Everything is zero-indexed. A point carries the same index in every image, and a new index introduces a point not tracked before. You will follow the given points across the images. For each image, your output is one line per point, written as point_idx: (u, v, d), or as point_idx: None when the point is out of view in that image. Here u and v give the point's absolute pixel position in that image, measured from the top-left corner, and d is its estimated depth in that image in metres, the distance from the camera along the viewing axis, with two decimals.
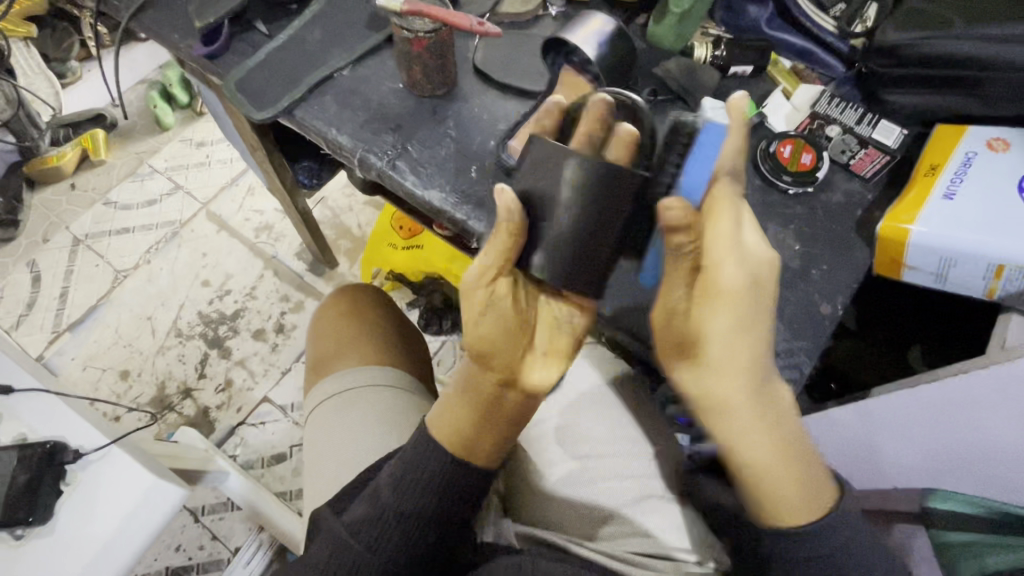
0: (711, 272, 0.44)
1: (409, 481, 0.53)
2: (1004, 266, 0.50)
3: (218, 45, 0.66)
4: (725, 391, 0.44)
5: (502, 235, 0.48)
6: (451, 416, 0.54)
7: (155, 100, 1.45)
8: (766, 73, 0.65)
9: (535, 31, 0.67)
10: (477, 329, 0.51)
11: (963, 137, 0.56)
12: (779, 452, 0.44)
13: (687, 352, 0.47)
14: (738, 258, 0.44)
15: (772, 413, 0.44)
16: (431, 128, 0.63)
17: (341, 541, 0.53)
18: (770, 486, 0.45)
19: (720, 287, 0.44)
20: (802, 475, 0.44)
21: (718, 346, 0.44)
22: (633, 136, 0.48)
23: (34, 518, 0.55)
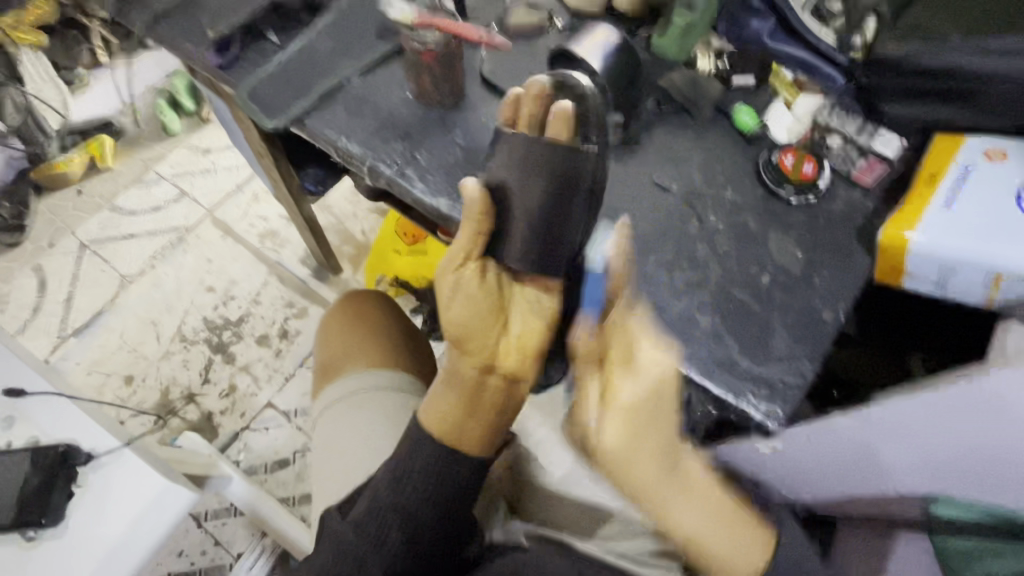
0: (618, 384, 0.44)
1: (408, 476, 0.54)
2: (1001, 276, 0.51)
3: (231, 55, 0.68)
4: (652, 479, 0.44)
5: (472, 217, 0.49)
6: (434, 404, 0.54)
7: (162, 107, 1.47)
8: (768, 84, 0.66)
9: (541, 43, 0.68)
10: (448, 313, 0.51)
11: (961, 148, 0.57)
12: (708, 519, 0.46)
13: (612, 469, 0.44)
14: (652, 363, 0.45)
15: (692, 487, 0.46)
16: (439, 137, 0.64)
17: (344, 538, 0.55)
18: (709, 552, 0.46)
19: (641, 389, 0.45)
20: (733, 530, 0.46)
21: (629, 456, 0.43)
22: (566, 111, 0.49)
23: (46, 520, 0.56)
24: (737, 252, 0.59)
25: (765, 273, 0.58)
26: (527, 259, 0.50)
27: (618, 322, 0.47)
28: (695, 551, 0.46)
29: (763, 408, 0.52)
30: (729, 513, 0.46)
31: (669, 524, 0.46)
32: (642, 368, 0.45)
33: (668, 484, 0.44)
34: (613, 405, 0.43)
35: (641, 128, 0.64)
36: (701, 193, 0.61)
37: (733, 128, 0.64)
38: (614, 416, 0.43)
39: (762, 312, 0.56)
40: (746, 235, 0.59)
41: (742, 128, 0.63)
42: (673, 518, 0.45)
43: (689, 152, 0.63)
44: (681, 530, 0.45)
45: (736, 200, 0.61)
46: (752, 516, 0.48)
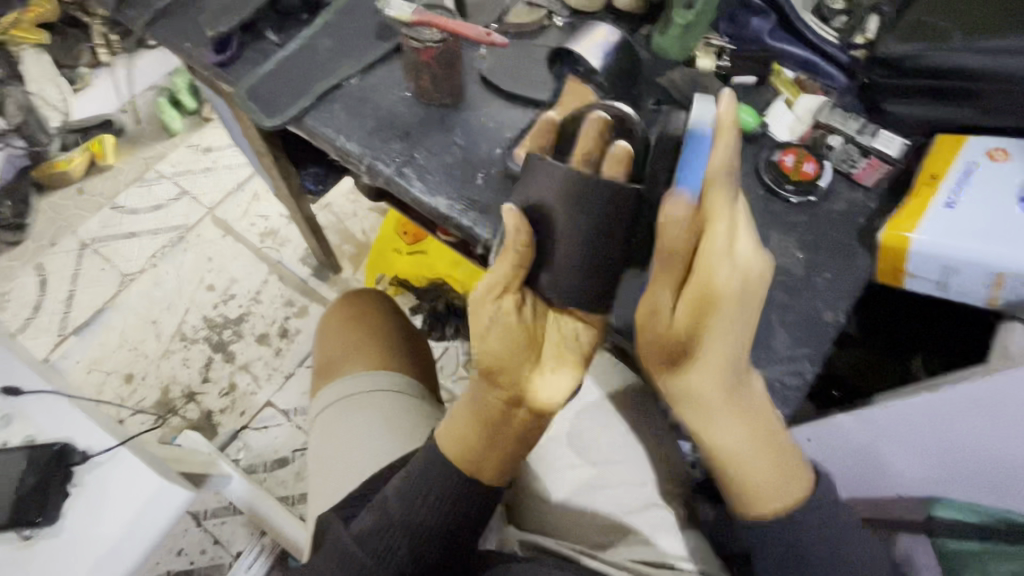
0: (706, 274, 0.44)
1: (420, 493, 0.53)
2: (1005, 276, 0.50)
3: (230, 54, 0.68)
4: (705, 385, 0.45)
5: (515, 251, 0.48)
6: (456, 430, 0.54)
7: (163, 106, 1.47)
8: (769, 83, 0.65)
9: (541, 41, 0.68)
10: (484, 344, 0.50)
11: (963, 147, 0.56)
12: (749, 439, 0.46)
13: (660, 351, 0.46)
14: (732, 264, 0.44)
15: (737, 403, 0.46)
16: (438, 136, 0.64)
17: (348, 552, 0.53)
18: (739, 467, 0.47)
19: (714, 294, 0.44)
20: (772, 451, 0.46)
21: (692, 350, 0.45)
22: (626, 150, 0.48)
23: (43, 518, 0.56)
24: None
25: (765, 273, 0.57)
26: (563, 295, 0.51)
27: (711, 209, 0.45)
28: (726, 466, 0.47)
29: None
30: (772, 443, 0.46)
31: (709, 438, 0.47)
32: (729, 262, 0.44)
33: (721, 395, 0.45)
34: (687, 288, 0.45)
35: (641, 127, 0.64)
36: None
37: (734, 127, 0.64)
38: (682, 300, 0.45)
39: (762, 313, 0.56)
40: None
41: (742, 127, 0.62)
42: (711, 426, 0.46)
43: None
44: (714, 440, 0.47)
45: (736, 200, 0.60)
46: (798, 452, 0.47)
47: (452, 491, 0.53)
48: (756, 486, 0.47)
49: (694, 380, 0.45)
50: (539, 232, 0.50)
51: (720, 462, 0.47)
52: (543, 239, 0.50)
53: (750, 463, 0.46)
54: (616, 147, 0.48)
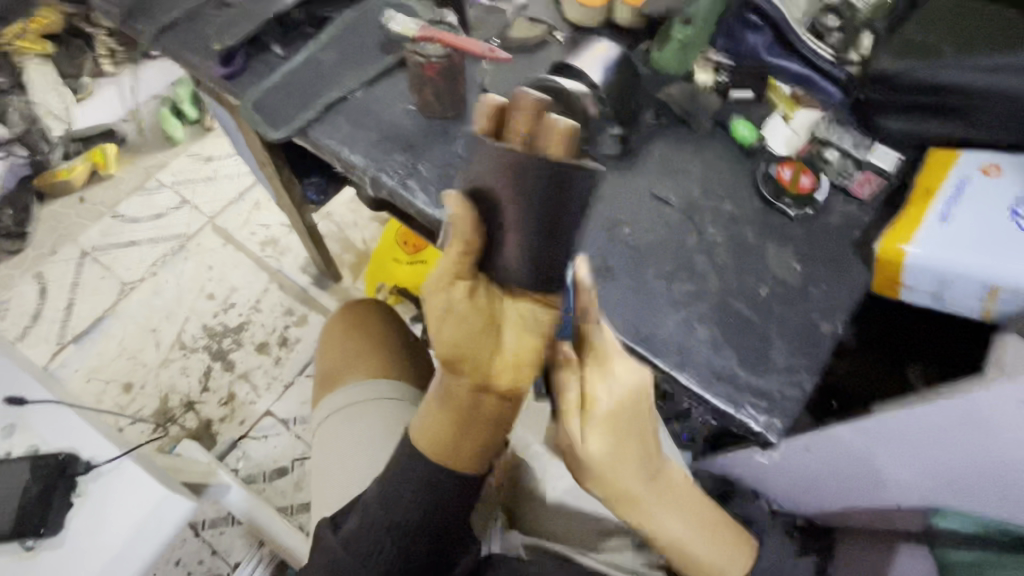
0: (594, 391, 0.43)
1: (395, 495, 0.51)
2: (998, 288, 0.51)
3: (237, 66, 0.69)
4: (628, 484, 0.47)
5: (460, 235, 0.39)
6: (425, 429, 0.48)
7: (165, 116, 1.48)
8: (766, 99, 0.67)
9: (542, 56, 0.69)
10: (438, 333, 0.40)
11: (957, 163, 0.57)
12: (692, 531, 0.54)
13: (599, 484, 0.46)
14: (621, 378, 0.43)
15: (681, 502, 0.53)
16: (441, 148, 0.65)
17: (336, 554, 0.54)
18: (683, 550, 0.54)
19: (630, 398, 0.44)
20: (707, 525, 0.55)
21: (615, 472, 0.45)
22: (570, 128, 0.35)
23: (45, 530, 0.56)
24: (736, 263, 0.59)
25: (763, 285, 0.58)
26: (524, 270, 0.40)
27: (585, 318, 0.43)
28: (680, 556, 0.54)
29: (762, 420, 0.53)
30: (709, 524, 0.56)
31: (662, 535, 0.53)
32: (626, 371, 0.44)
33: (640, 486, 0.48)
34: (593, 413, 0.43)
35: (641, 140, 0.65)
36: (700, 206, 0.62)
37: (732, 140, 0.65)
38: (592, 428, 0.43)
39: (761, 324, 0.56)
40: (745, 247, 0.60)
41: (743, 142, 0.64)
42: (660, 531, 0.52)
43: (688, 165, 0.64)
44: (668, 539, 0.53)
45: (734, 212, 0.61)
46: (732, 532, 0.58)
47: (425, 495, 0.50)
48: (710, 565, 0.56)
49: (608, 478, 0.45)
50: (488, 193, 0.38)
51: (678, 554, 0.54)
52: (495, 209, 0.39)
53: (700, 542, 0.55)
54: (557, 123, 0.35)
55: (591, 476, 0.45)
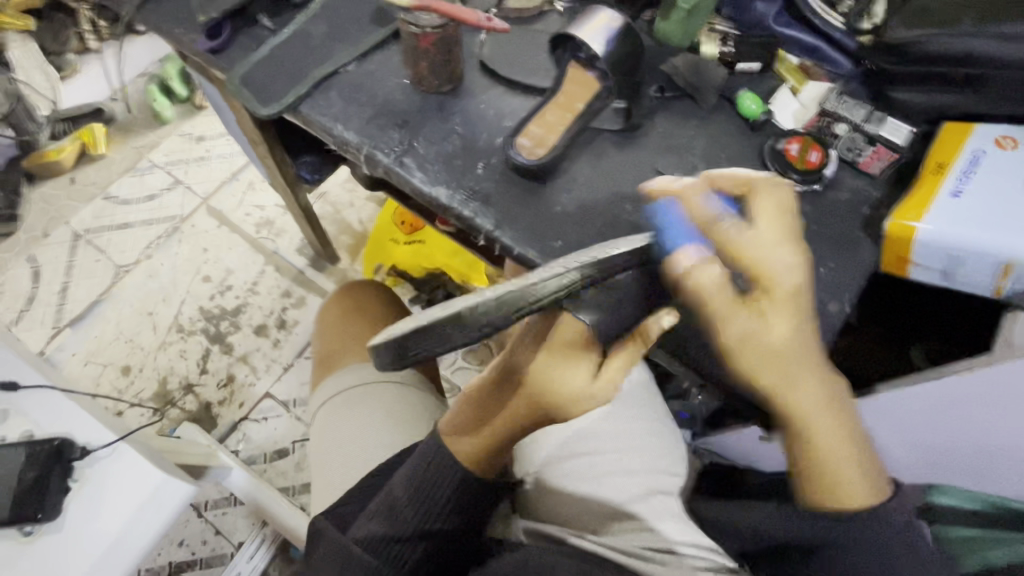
0: (772, 266, 0.42)
1: (427, 489, 0.52)
2: (1012, 264, 0.49)
3: (222, 39, 0.66)
4: (809, 376, 0.42)
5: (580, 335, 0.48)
6: (469, 427, 0.52)
7: (154, 94, 1.44)
8: (774, 71, 0.65)
9: (541, 27, 0.67)
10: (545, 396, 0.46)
11: (970, 136, 0.56)
12: (842, 440, 0.43)
13: (770, 366, 0.41)
14: (779, 256, 0.42)
15: (841, 403, 0.44)
16: (437, 125, 0.62)
17: (352, 554, 0.51)
18: (826, 471, 0.44)
19: (768, 283, 0.42)
20: (847, 439, 0.43)
21: (794, 357, 0.41)
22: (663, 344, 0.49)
23: (43, 515, 0.55)
24: None
25: None
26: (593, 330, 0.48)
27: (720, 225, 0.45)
28: (825, 488, 0.44)
29: None
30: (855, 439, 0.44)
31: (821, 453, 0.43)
32: (781, 272, 0.42)
33: (814, 376, 0.42)
34: (776, 296, 0.42)
35: (643, 115, 0.63)
36: None
37: (739, 115, 0.63)
38: (772, 306, 0.42)
39: None
40: None
41: (748, 116, 0.62)
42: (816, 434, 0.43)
43: (692, 140, 0.62)
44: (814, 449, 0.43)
45: None
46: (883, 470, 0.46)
47: (453, 488, 0.52)
48: (859, 496, 0.44)
49: (793, 347, 0.41)
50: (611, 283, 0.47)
51: (820, 485, 0.45)
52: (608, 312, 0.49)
53: (852, 472, 0.44)
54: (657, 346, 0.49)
55: (760, 369, 0.41)
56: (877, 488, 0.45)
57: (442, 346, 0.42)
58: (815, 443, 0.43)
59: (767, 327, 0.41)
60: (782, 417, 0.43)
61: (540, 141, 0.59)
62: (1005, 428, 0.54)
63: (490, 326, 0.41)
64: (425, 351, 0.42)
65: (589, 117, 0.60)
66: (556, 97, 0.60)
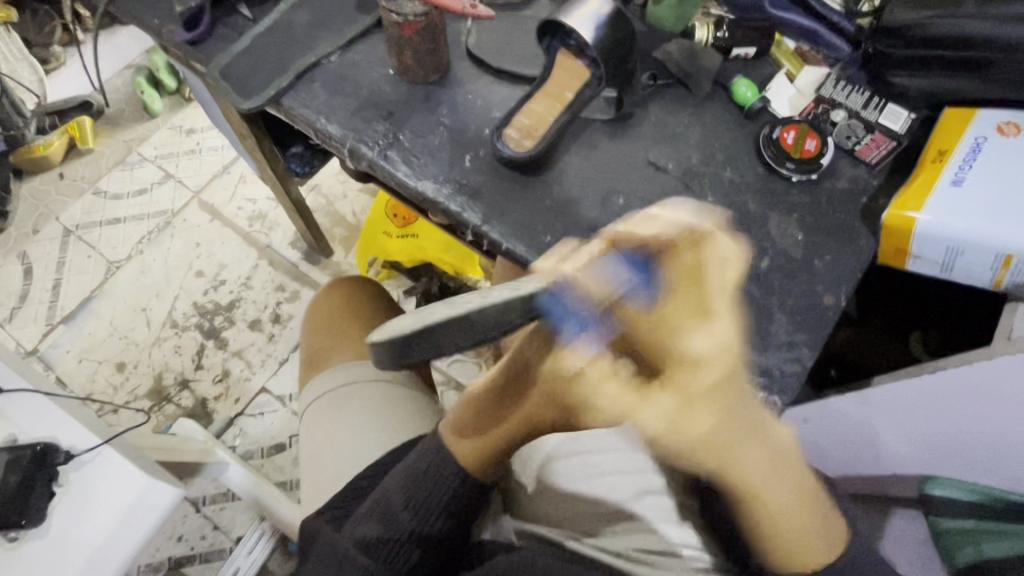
0: (693, 346, 0.36)
1: (418, 492, 0.52)
2: (1012, 257, 0.48)
3: (201, 30, 0.64)
4: (741, 457, 0.38)
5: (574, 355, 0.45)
6: (471, 431, 0.51)
7: (143, 86, 1.42)
8: (770, 57, 0.63)
9: (531, 12, 0.65)
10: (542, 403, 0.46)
11: (972, 122, 0.54)
12: (793, 508, 0.41)
13: (702, 454, 0.37)
14: (702, 333, 0.37)
15: (788, 464, 0.40)
16: (423, 117, 0.61)
17: (345, 557, 0.51)
18: (776, 537, 0.42)
19: (689, 367, 0.36)
20: (795, 481, 0.40)
21: (724, 441, 0.37)
22: None
23: (26, 521, 0.55)
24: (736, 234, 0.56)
25: (764, 257, 0.55)
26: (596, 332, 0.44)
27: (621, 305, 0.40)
28: (778, 554, 0.43)
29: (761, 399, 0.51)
30: (803, 490, 0.42)
31: (764, 525, 0.42)
32: (704, 345, 0.36)
33: (756, 451, 0.38)
34: (693, 387, 0.36)
35: (636, 103, 0.61)
36: (698, 172, 0.59)
37: (733, 102, 0.61)
38: (692, 398, 0.36)
39: (762, 299, 0.54)
40: (746, 216, 0.57)
41: (742, 102, 0.60)
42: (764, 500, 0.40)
43: (686, 129, 0.60)
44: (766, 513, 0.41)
45: (735, 179, 0.58)
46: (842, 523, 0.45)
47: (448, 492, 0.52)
48: (809, 549, 0.43)
49: (717, 436, 0.37)
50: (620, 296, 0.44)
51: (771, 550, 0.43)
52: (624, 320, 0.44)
53: (797, 540, 0.42)
54: None
55: (693, 460, 0.38)
56: (831, 545, 0.43)
57: (445, 349, 0.40)
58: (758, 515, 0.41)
59: (691, 418, 0.36)
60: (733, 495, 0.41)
61: (528, 133, 0.57)
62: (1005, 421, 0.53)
63: (490, 330, 0.39)
64: (425, 352, 0.40)
65: (580, 106, 0.58)
66: (545, 86, 0.59)
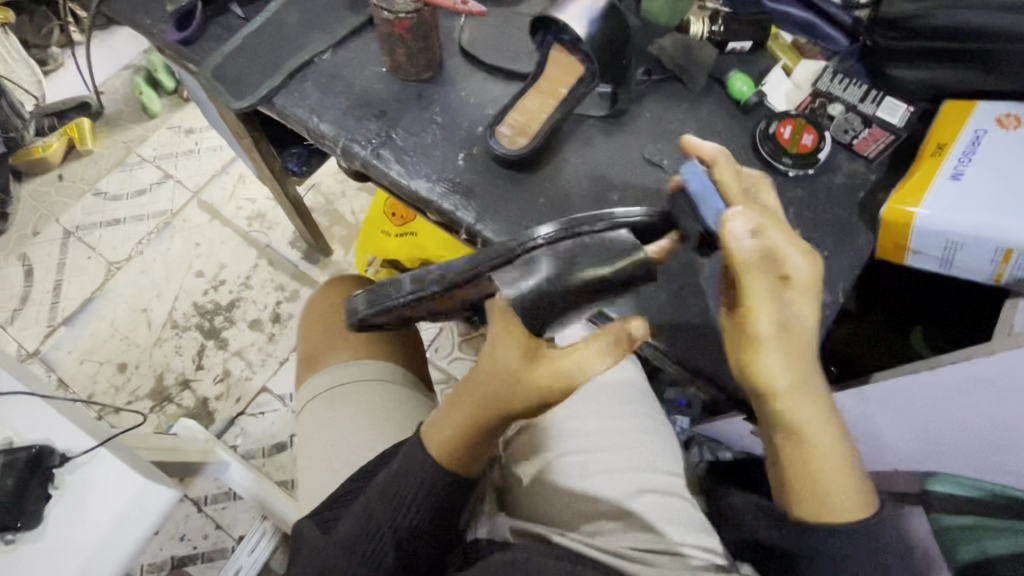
0: (795, 263, 0.43)
1: (405, 491, 0.51)
2: (1012, 251, 0.47)
3: (192, 30, 0.63)
4: (808, 370, 0.44)
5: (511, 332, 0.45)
6: (447, 425, 0.50)
7: (140, 87, 1.42)
8: (766, 49, 0.63)
9: (524, 8, 0.64)
10: (493, 380, 0.46)
11: (971, 114, 0.53)
12: (834, 450, 0.45)
13: (790, 354, 0.43)
14: (802, 251, 0.43)
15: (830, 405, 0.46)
16: (416, 115, 0.60)
17: (333, 557, 0.51)
18: (825, 474, 0.46)
19: (790, 274, 0.43)
20: (838, 434, 0.46)
21: (804, 349, 0.44)
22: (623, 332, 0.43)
23: (22, 524, 0.55)
24: None
25: None
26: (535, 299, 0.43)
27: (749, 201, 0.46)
28: (819, 495, 0.46)
29: None
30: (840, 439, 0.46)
31: (812, 459, 0.45)
32: (800, 267, 0.43)
33: (817, 373, 0.44)
34: (801, 288, 0.43)
35: (630, 100, 0.61)
36: None
37: (729, 97, 0.61)
38: (799, 296, 0.43)
39: None
40: None
41: (737, 97, 0.60)
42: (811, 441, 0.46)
43: (682, 125, 0.60)
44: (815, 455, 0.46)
45: None
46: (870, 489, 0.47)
47: (433, 491, 0.51)
48: (845, 494, 0.46)
49: (811, 338, 0.43)
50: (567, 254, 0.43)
51: (816, 493, 0.46)
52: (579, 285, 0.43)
53: (838, 481, 0.46)
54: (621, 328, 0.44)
55: (778, 361, 0.43)
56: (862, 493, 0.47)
57: (384, 312, 0.52)
58: (808, 443, 0.45)
59: (795, 314, 0.43)
60: (791, 422, 0.44)
61: (522, 130, 0.57)
62: (1010, 418, 0.52)
63: (395, 300, 0.51)
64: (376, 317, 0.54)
65: (574, 103, 0.58)
66: (539, 82, 0.58)
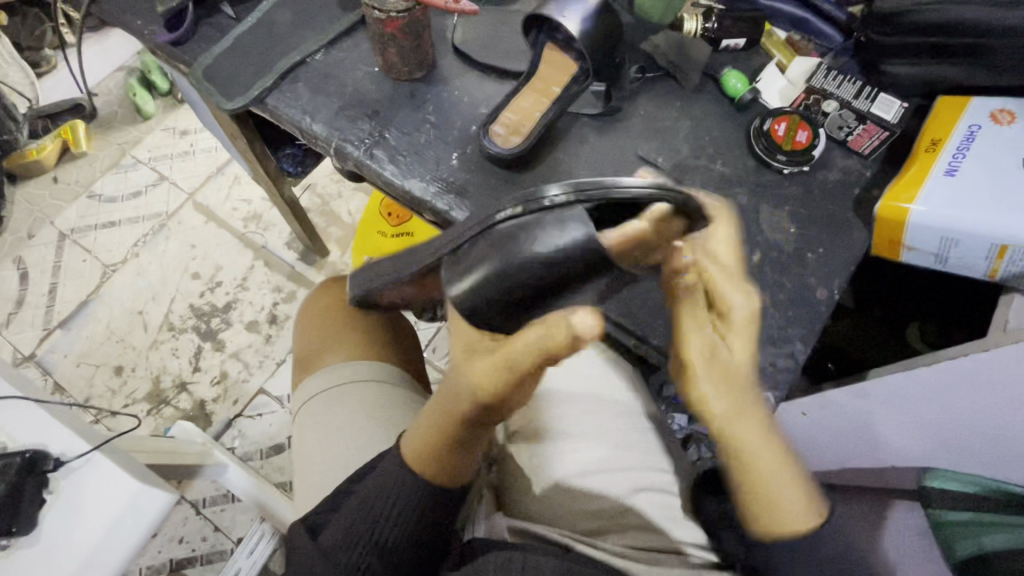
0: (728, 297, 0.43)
1: (402, 489, 0.51)
2: (1007, 247, 0.47)
3: (183, 30, 0.63)
4: (738, 399, 0.42)
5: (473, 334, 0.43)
6: (420, 436, 0.49)
7: (135, 88, 1.41)
8: (761, 46, 0.62)
9: (517, 6, 0.64)
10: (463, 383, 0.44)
11: (964, 111, 0.53)
12: (779, 482, 0.44)
13: (719, 379, 0.42)
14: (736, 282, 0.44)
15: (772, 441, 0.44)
16: (409, 114, 0.60)
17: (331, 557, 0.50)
18: (764, 501, 0.44)
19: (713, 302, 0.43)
20: (781, 468, 0.44)
21: (731, 373, 0.42)
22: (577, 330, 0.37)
23: (17, 528, 0.55)
24: None
25: (755, 251, 0.55)
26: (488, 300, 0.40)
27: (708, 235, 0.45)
28: (761, 520, 0.45)
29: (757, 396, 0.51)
30: (785, 470, 0.45)
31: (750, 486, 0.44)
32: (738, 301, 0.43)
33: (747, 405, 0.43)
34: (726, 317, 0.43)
35: (624, 98, 0.60)
36: (690, 166, 0.58)
37: (723, 94, 0.60)
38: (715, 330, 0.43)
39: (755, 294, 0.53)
40: (738, 210, 0.56)
41: (731, 95, 0.59)
42: (751, 462, 0.43)
43: (675, 122, 0.60)
44: (749, 473, 0.43)
45: (726, 172, 0.57)
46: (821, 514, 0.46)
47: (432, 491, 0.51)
48: (783, 521, 0.45)
49: (741, 368, 0.42)
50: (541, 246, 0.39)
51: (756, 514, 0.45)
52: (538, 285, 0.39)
53: (782, 509, 0.44)
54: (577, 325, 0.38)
55: (702, 380, 0.42)
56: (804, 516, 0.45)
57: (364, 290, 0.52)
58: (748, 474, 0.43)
59: (702, 343, 0.42)
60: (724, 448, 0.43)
61: (515, 129, 0.57)
62: (1007, 412, 0.53)
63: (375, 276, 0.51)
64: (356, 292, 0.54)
65: (568, 101, 0.57)
66: (532, 81, 0.58)
